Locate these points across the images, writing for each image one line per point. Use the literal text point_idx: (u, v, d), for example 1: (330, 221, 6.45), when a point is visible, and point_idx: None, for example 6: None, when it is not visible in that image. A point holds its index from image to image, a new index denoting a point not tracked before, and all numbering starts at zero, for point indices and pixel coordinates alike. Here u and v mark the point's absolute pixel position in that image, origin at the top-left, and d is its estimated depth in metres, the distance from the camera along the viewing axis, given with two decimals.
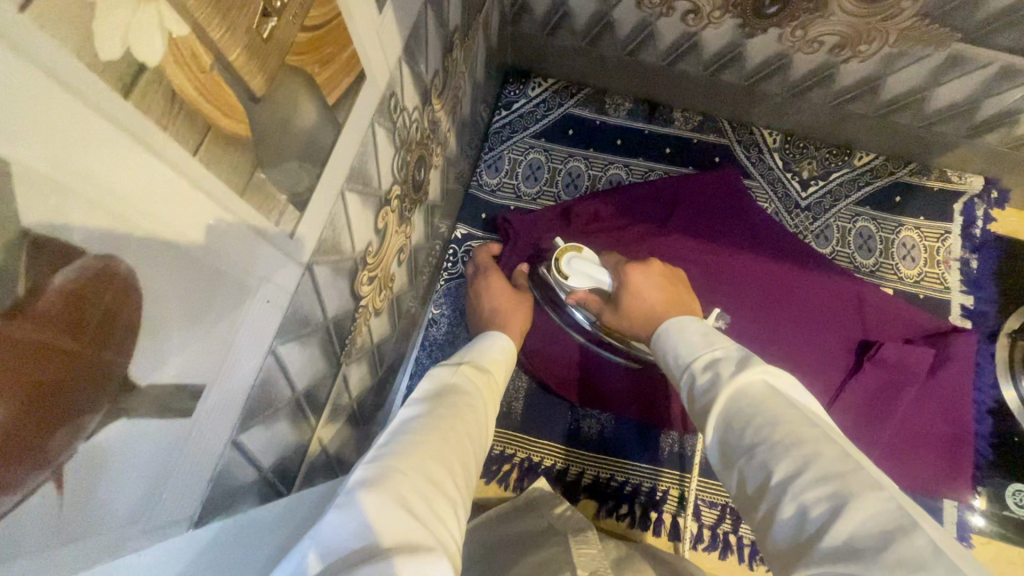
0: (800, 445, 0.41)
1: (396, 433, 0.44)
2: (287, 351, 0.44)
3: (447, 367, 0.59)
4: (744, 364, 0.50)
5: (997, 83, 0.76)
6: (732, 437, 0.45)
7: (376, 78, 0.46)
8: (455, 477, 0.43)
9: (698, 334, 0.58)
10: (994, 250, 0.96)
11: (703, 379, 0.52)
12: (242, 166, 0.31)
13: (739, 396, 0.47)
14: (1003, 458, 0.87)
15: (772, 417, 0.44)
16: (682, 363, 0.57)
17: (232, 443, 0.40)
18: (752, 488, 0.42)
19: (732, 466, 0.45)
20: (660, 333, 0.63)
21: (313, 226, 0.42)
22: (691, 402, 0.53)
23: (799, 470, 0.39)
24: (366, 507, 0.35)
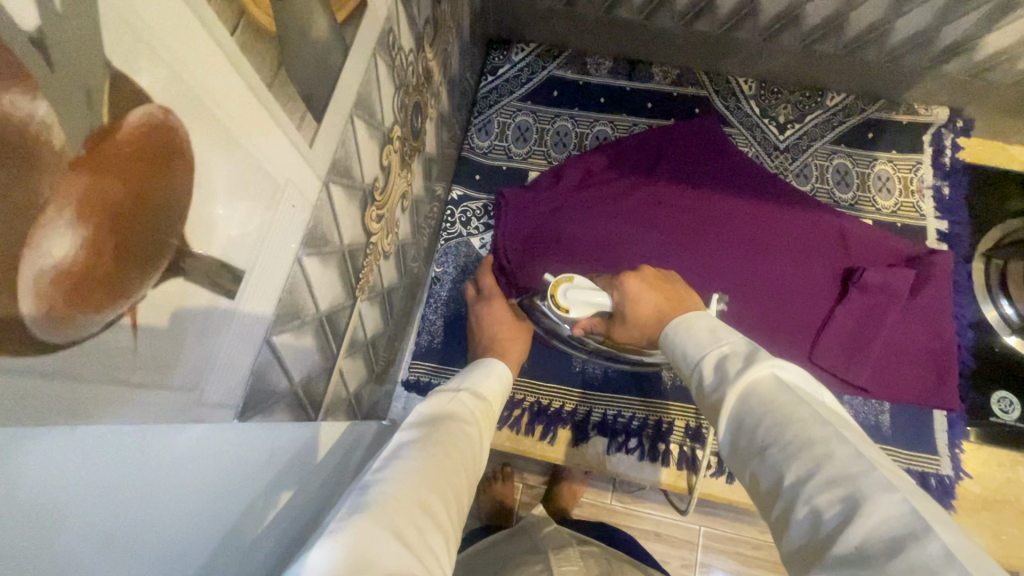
0: (810, 445, 0.40)
1: (391, 462, 0.47)
2: (311, 264, 0.47)
3: (447, 392, 0.61)
4: (753, 359, 0.48)
5: (952, 10, 0.81)
6: (742, 436, 0.45)
7: (375, 7, 0.49)
8: (444, 509, 0.45)
9: (705, 332, 0.56)
10: (965, 176, 1.01)
11: (713, 376, 0.51)
12: (269, 61, 0.35)
13: (747, 396, 0.46)
14: (986, 368, 0.92)
15: (781, 416, 0.43)
16: (690, 359, 0.55)
17: (267, 343, 0.43)
18: (767, 488, 0.42)
19: (746, 463, 0.44)
20: (667, 331, 0.62)
21: (328, 142, 0.45)
22: (704, 400, 0.52)
23: (811, 473, 0.38)
24: (354, 536, 0.38)
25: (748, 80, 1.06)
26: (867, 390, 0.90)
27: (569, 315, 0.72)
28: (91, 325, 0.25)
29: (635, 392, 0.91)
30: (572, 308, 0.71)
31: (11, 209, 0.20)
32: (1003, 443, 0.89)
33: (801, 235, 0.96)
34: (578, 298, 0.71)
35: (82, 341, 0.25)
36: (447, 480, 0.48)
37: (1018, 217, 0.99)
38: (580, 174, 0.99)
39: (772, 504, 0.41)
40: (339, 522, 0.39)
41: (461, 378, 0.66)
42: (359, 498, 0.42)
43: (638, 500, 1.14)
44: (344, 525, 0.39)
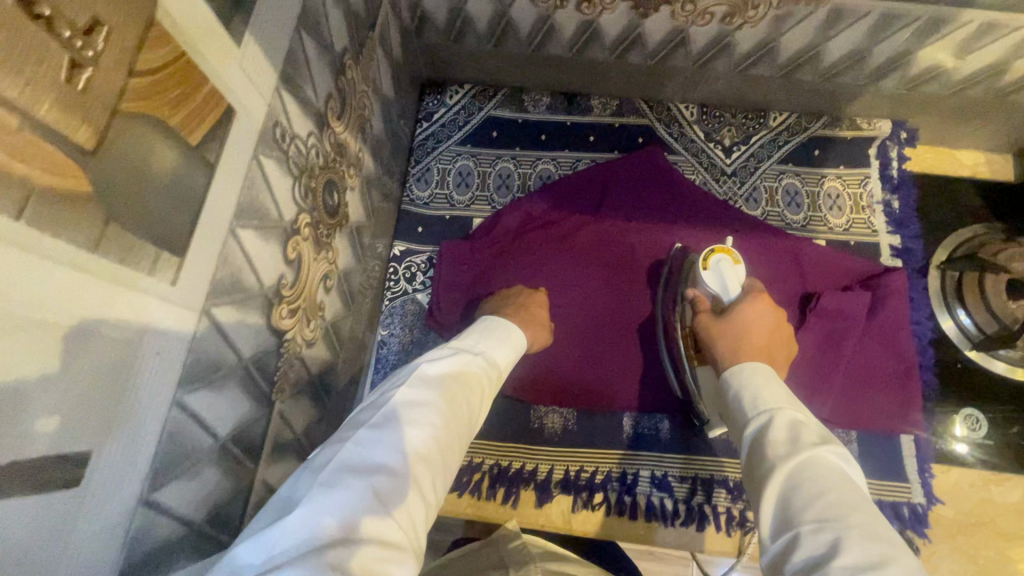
0: (877, 541, 0.39)
1: (391, 421, 0.51)
2: (197, 399, 0.43)
3: (452, 353, 0.63)
4: (828, 440, 0.48)
5: (882, 30, 0.79)
6: (792, 500, 0.44)
7: (250, 109, 0.45)
8: (435, 480, 0.50)
9: (783, 391, 0.55)
10: (913, 187, 1.00)
11: (782, 435, 0.50)
12: (92, 223, 0.31)
13: (814, 467, 0.45)
14: (949, 385, 0.91)
15: (847, 503, 0.42)
16: (756, 406, 0.54)
17: (145, 501, 0.39)
18: (803, 560, 0.40)
19: (786, 529, 0.43)
20: (734, 372, 0.61)
21: (201, 270, 0.41)
22: (753, 454, 0.51)
23: (870, 564, 0.37)
24: (353, 494, 0.43)
25: (689, 105, 1.04)
26: (831, 422, 0.88)
27: (702, 273, 0.77)
28: None
29: (596, 445, 0.88)
30: (710, 270, 0.76)
31: None
32: (972, 462, 0.88)
33: (756, 263, 0.94)
34: (719, 270, 0.76)
35: None
36: (440, 447, 0.52)
37: (968, 226, 0.98)
38: (523, 219, 0.96)
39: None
40: (345, 480, 0.44)
41: (474, 339, 0.68)
42: (357, 452, 0.47)
43: None
44: (343, 483, 0.44)
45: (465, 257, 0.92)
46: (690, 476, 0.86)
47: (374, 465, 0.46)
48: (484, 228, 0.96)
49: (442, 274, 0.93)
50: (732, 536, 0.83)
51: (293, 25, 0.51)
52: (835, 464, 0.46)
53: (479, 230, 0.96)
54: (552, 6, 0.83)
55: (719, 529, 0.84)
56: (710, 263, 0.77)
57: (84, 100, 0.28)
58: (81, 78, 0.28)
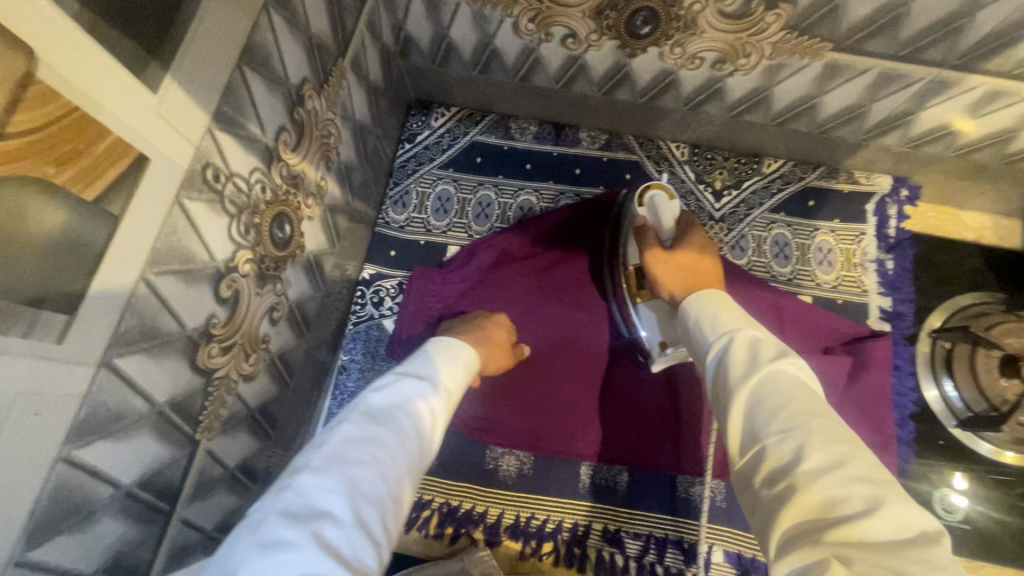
0: (837, 441, 0.38)
1: (333, 463, 0.46)
2: (92, 452, 0.42)
3: (399, 378, 0.59)
4: (789, 353, 0.46)
5: (881, 88, 0.75)
6: (757, 417, 0.42)
7: (170, 155, 0.44)
8: (388, 518, 0.46)
9: (742, 315, 0.54)
10: (910, 248, 0.95)
11: (742, 353, 0.48)
12: None
13: (778, 379, 0.44)
14: (928, 461, 0.86)
15: (808, 409, 0.41)
16: (720, 329, 0.52)
17: (19, 562, 0.38)
18: (770, 471, 0.40)
19: (752, 442, 0.42)
20: (697, 299, 0.58)
21: (100, 324, 0.40)
22: (717, 380, 0.48)
23: (833, 465, 0.37)
24: (296, 551, 0.38)
25: (681, 144, 1.00)
26: None
27: (638, 210, 0.78)
28: None
29: (550, 492, 0.85)
30: (646, 206, 0.77)
31: None
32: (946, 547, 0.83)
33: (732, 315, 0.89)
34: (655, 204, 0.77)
35: None
36: (391, 482, 0.48)
37: (966, 294, 0.93)
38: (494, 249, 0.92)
39: (765, 490, 0.39)
40: (289, 535, 0.39)
41: (421, 363, 0.63)
42: (298, 501, 0.42)
43: None
44: (285, 542, 0.39)
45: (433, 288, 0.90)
46: (645, 533, 0.83)
47: (320, 515, 0.41)
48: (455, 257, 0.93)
49: (410, 304, 0.90)
50: None
51: (233, 64, 0.49)
52: (796, 374, 0.45)
53: (453, 259, 0.93)
54: (537, 39, 0.80)
55: None
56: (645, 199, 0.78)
57: None
58: None
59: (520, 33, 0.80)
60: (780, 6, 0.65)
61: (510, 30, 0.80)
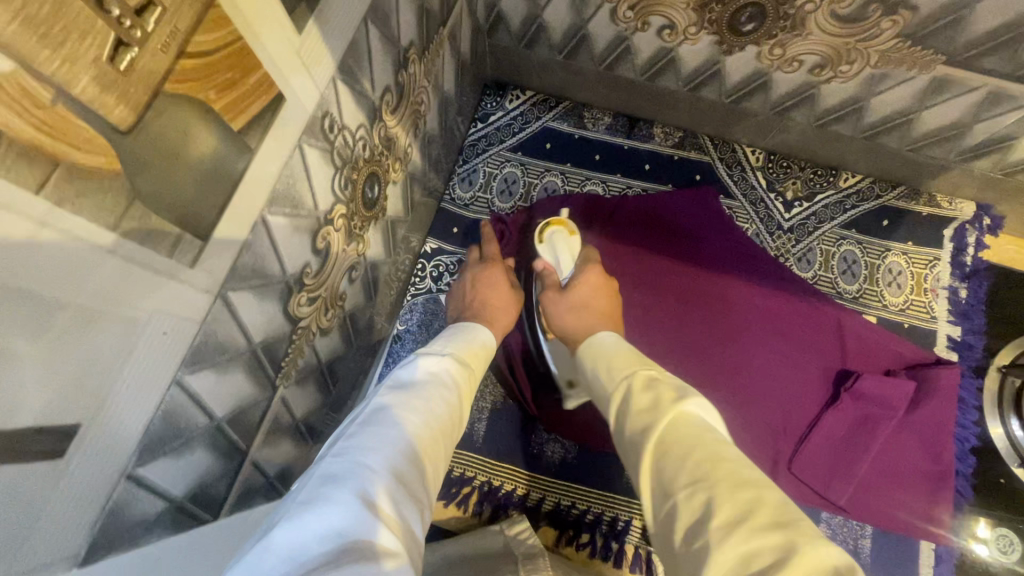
0: (742, 488, 0.38)
1: (368, 429, 0.44)
2: (198, 379, 0.43)
3: (428, 355, 0.58)
4: (683, 393, 0.48)
5: (987, 107, 0.72)
6: (664, 469, 0.43)
7: (301, 99, 0.44)
8: (422, 483, 0.43)
9: (634, 359, 0.57)
10: (987, 278, 0.92)
11: (643, 401, 0.50)
12: (114, 201, 0.30)
13: (676, 425, 0.45)
14: (987, 499, 0.83)
15: (710, 456, 0.41)
16: (613, 378, 0.55)
17: (128, 477, 0.39)
18: (683, 531, 0.39)
19: (664, 501, 0.42)
20: (594, 341, 0.63)
21: (225, 254, 0.41)
22: (621, 431, 0.51)
23: (742, 516, 0.36)
24: (332, 502, 0.36)
25: (756, 150, 0.99)
26: (845, 510, 0.81)
27: (538, 246, 0.87)
28: None
29: (592, 483, 0.85)
30: (544, 243, 0.86)
31: None
32: None
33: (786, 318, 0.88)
34: (551, 240, 0.86)
35: None
36: (423, 446, 0.46)
37: None
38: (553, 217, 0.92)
39: (685, 552, 0.38)
40: (329, 491, 0.37)
41: (444, 342, 0.62)
42: (336, 463, 0.40)
43: None
44: (321, 496, 0.36)
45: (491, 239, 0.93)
46: None
47: (355, 467, 0.39)
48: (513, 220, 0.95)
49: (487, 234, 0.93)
50: None
51: (360, 17, 0.49)
52: (694, 416, 0.46)
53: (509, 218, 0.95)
54: (632, 27, 0.79)
55: None
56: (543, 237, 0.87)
57: (123, 82, 0.27)
58: (123, 58, 0.26)
59: (615, 20, 0.79)
60: (898, 12, 0.63)
61: (606, 16, 0.79)
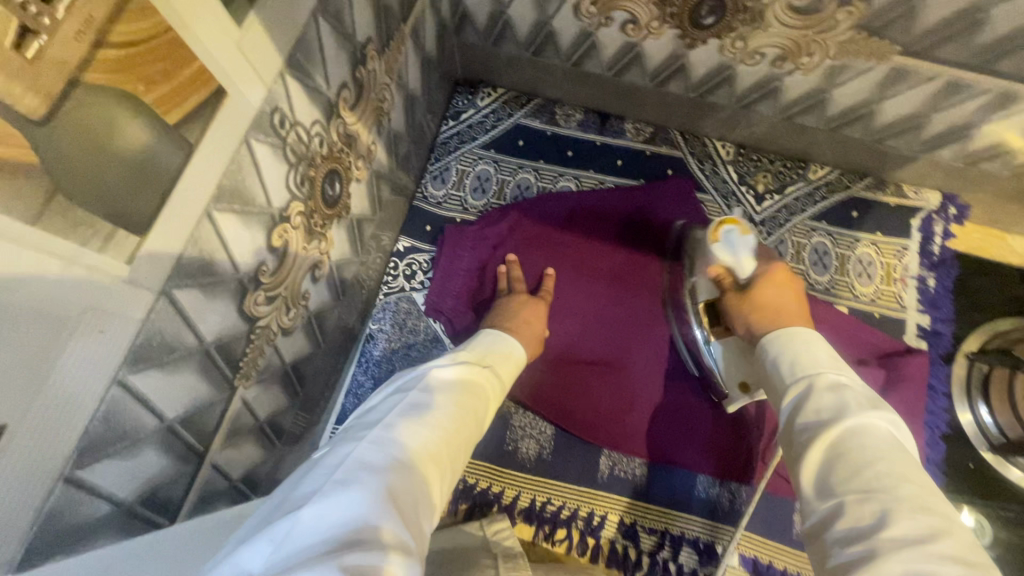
0: (926, 510, 0.41)
1: (401, 427, 0.49)
2: (144, 379, 0.42)
3: (464, 363, 0.62)
4: (877, 406, 0.51)
5: (945, 97, 0.73)
6: (835, 471, 0.47)
7: (246, 94, 0.44)
8: (442, 479, 0.48)
9: (823, 357, 0.58)
10: (953, 267, 0.93)
11: (824, 405, 0.52)
12: (27, 194, 0.29)
13: (864, 433, 0.48)
14: (956, 483, 0.84)
15: (898, 471, 0.44)
16: (797, 373, 0.57)
17: (66, 479, 0.38)
18: (847, 531, 0.43)
19: (830, 497, 0.46)
20: (773, 337, 0.63)
21: (165, 252, 0.40)
22: (790, 417, 0.54)
23: (922, 537, 0.39)
24: (362, 493, 0.40)
25: (726, 144, 0.99)
26: None
27: (712, 248, 0.73)
28: None
29: (568, 478, 0.85)
30: (721, 244, 0.72)
31: None
32: None
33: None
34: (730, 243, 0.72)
35: None
36: (447, 449, 0.50)
37: (1008, 317, 0.90)
38: (546, 220, 0.94)
39: (841, 547, 0.42)
40: (361, 480, 0.41)
41: (480, 352, 0.66)
42: (373, 453, 0.45)
43: None
44: (354, 484, 0.41)
45: (467, 242, 0.92)
46: (660, 529, 0.82)
47: (385, 463, 0.44)
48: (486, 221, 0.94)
49: (468, 239, 0.92)
50: None
51: (308, 12, 0.49)
52: (886, 431, 0.49)
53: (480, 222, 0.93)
54: (596, 22, 0.80)
55: None
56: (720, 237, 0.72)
57: (31, 69, 0.26)
58: (30, 46, 0.26)
59: (579, 16, 0.80)
60: (853, 4, 0.63)
61: (570, 11, 0.79)
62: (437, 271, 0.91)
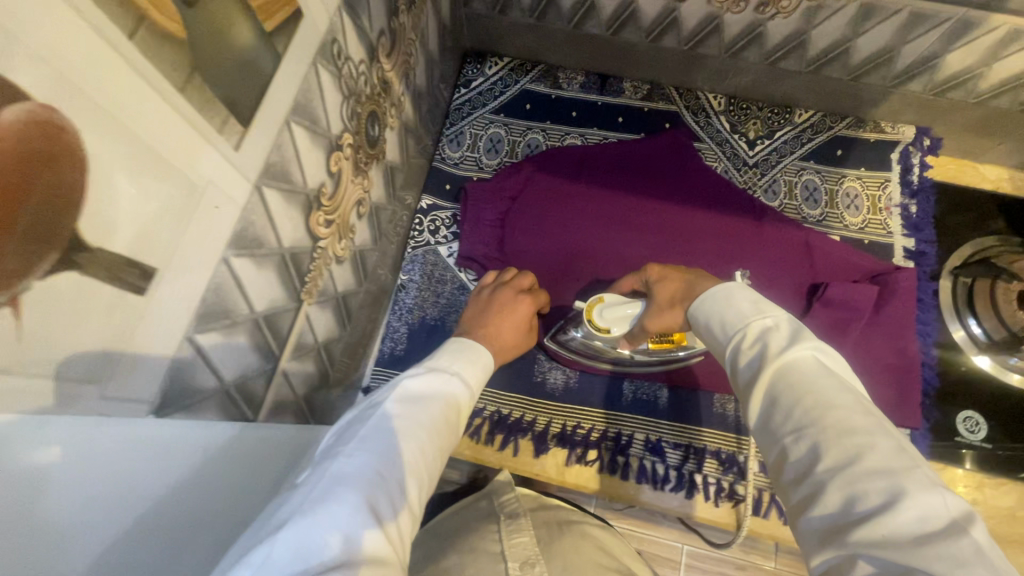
0: (854, 433, 0.39)
1: (378, 444, 0.48)
2: (241, 266, 0.48)
3: (437, 370, 0.61)
4: (798, 339, 0.46)
5: (910, 29, 0.82)
6: (774, 411, 0.44)
7: (314, 20, 0.51)
8: (419, 495, 0.49)
9: (749, 301, 0.52)
10: (932, 194, 1.01)
11: (756, 350, 0.48)
12: (180, 64, 0.36)
13: (788, 374, 0.44)
14: (951, 387, 0.92)
15: (825, 402, 0.42)
16: (729, 329, 0.51)
17: (188, 341, 0.44)
18: (793, 470, 0.41)
19: (773, 441, 0.44)
20: (700, 307, 0.56)
21: (260, 149, 0.47)
22: (733, 376, 0.50)
23: (849, 460, 0.38)
24: (343, 517, 0.41)
25: (718, 96, 1.08)
26: None
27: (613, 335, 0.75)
28: None
29: (593, 404, 0.91)
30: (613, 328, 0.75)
31: None
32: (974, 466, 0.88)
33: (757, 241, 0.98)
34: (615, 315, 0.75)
35: None
36: (423, 467, 0.51)
37: (985, 235, 0.99)
38: (558, 174, 1.01)
39: (791, 487, 0.41)
40: (343, 501, 0.42)
41: (452, 353, 0.65)
42: (351, 475, 0.45)
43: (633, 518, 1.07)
44: (335, 507, 0.41)
45: (487, 199, 0.99)
46: (684, 444, 0.88)
47: (365, 483, 0.44)
48: (503, 179, 1.01)
49: (489, 196, 0.99)
50: (720, 506, 0.84)
51: None
52: (810, 361, 0.45)
53: (497, 180, 1.00)
54: None
55: (707, 499, 0.85)
56: (604, 324, 0.75)
57: None
58: None
59: None
60: None
61: None
62: (461, 223, 0.98)
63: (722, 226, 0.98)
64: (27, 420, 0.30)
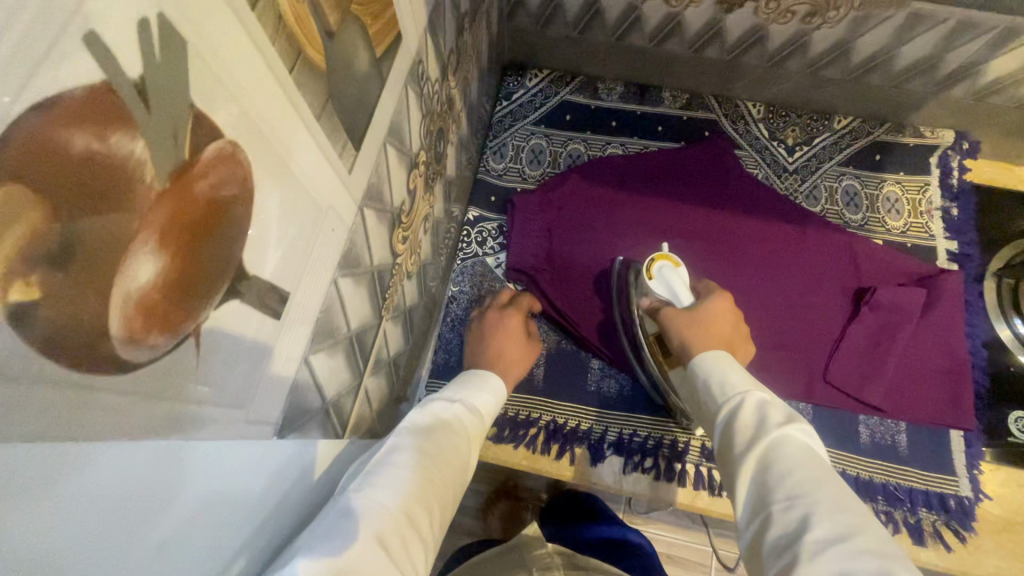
0: (847, 511, 0.42)
1: (384, 471, 0.49)
2: (345, 285, 0.49)
3: (440, 402, 0.62)
4: (791, 419, 0.52)
5: (956, 38, 0.84)
6: (767, 479, 0.48)
7: (408, 43, 0.52)
8: (429, 520, 0.49)
9: (750, 376, 0.59)
10: (972, 196, 1.02)
11: (751, 420, 0.53)
12: (320, 93, 0.37)
13: (784, 445, 0.49)
14: (1001, 388, 0.92)
15: (817, 478, 0.46)
16: (728, 393, 0.58)
17: (305, 362, 0.44)
18: (779, 538, 0.43)
19: (761, 509, 0.46)
20: (702, 359, 0.64)
21: (365, 171, 0.48)
22: (725, 442, 0.54)
23: (840, 536, 0.41)
24: (348, 539, 0.41)
25: (756, 103, 1.09)
26: (882, 409, 0.89)
27: (648, 283, 0.84)
28: (163, 346, 0.27)
29: (645, 411, 0.92)
30: (655, 280, 0.84)
31: (116, 251, 0.22)
32: None
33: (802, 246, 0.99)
34: (665, 278, 0.83)
35: (156, 359, 0.26)
36: (431, 491, 0.51)
37: None
38: (602, 185, 1.03)
39: (776, 555, 0.43)
40: (345, 526, 0.42)
41: (454, 389, 0.67)
42: (354, 503, 0.45)
43: (648, 519, 1.10)
44: (339, 532, 0.42)
45: (532, 213, 1.00)
46: None
47: (369, 508, 0.45)
48: (547, 190, 1.02)
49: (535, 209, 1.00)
50: None
51: None
52: (800, 441, 0.50)
53: (540, 194, 1.01)
54: None
55: None
56: (654, 273, 0.84)
57: None
58: None
59: None
60: None
61: None
62: (509, 234, 0.99)
63: (766, 232, 0.99)
64: (196, 446, 0.31)
